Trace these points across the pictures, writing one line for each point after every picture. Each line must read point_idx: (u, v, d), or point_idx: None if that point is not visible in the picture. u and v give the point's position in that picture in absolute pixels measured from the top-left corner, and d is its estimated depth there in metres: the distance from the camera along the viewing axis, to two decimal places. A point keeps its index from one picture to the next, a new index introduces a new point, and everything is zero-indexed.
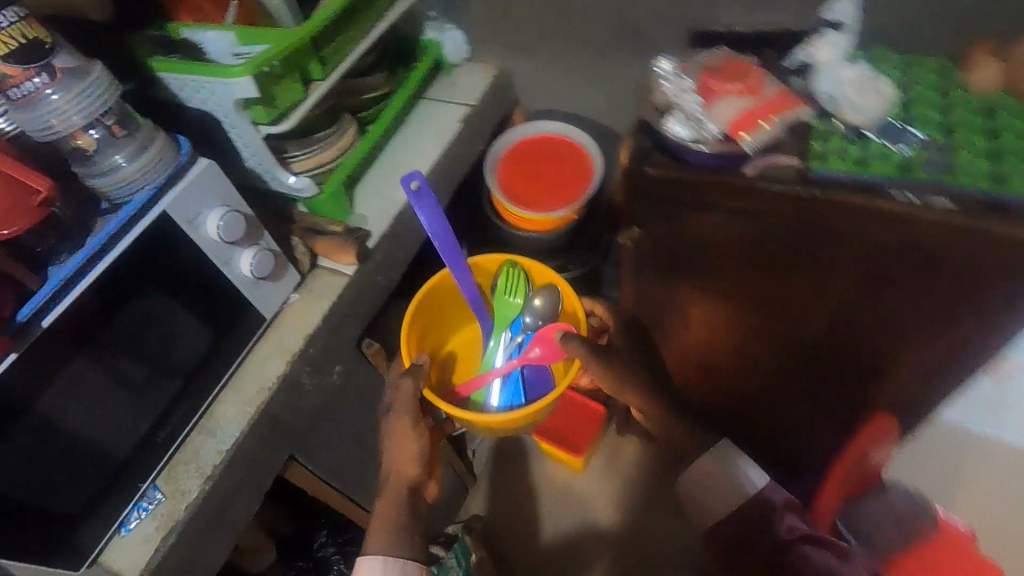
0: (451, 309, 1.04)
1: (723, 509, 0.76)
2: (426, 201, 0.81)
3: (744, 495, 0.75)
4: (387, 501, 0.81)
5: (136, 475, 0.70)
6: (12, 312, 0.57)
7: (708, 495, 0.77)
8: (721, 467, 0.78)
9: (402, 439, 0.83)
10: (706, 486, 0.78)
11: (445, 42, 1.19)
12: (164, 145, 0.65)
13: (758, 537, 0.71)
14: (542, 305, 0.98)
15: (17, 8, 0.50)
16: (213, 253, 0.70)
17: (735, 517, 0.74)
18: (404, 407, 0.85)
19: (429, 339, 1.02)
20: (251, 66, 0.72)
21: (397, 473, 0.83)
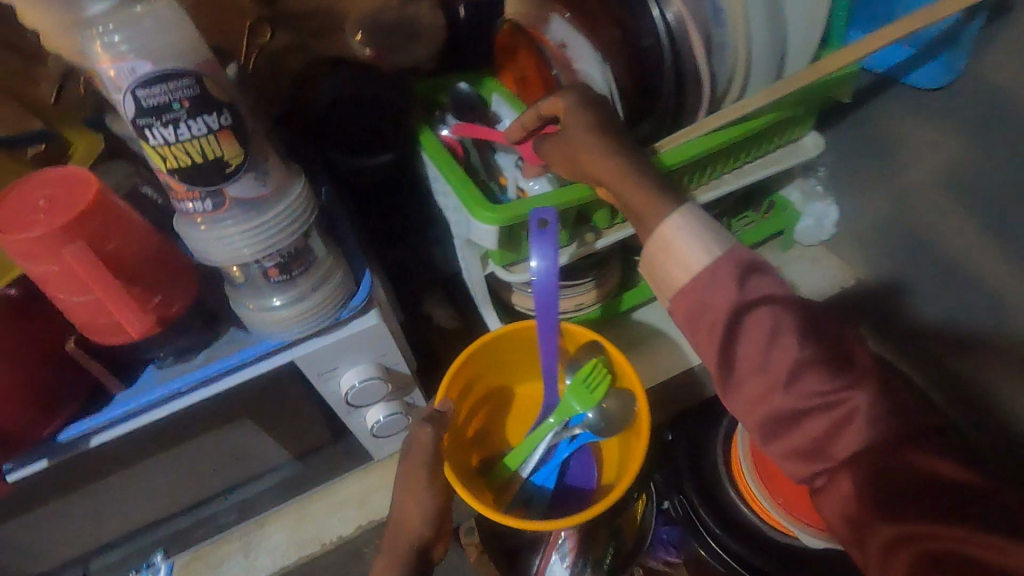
0: (512, 359, 0.67)
1: (704, 259, 0.46)
2: (548, 245, 0.52)
3: (714, 254, 0.46)
4: (385, 564, 0.53)
5: (156, 549, 0.61)
6: (58, 427, 0.43)
7: (672, 269, 0.47)
8: (693, 228, 0.46)
9: (409, 498, 0.54)
10: (672, 249, 0.47)
11: (807, 215, 0.80)
12: (333, 293, 0.47)
13: (766, 349, 0.44)
14: (618, 404, 0.62)
15: (217, 117, 0.36)
16: (336, 404, 0.55)
17: (701, 289, 0.45)
18: (419, 462, 0.55)
19: (473, 391, 0.66)
20: (505, 215, 0.53)
21: (397, 525, 0.55)
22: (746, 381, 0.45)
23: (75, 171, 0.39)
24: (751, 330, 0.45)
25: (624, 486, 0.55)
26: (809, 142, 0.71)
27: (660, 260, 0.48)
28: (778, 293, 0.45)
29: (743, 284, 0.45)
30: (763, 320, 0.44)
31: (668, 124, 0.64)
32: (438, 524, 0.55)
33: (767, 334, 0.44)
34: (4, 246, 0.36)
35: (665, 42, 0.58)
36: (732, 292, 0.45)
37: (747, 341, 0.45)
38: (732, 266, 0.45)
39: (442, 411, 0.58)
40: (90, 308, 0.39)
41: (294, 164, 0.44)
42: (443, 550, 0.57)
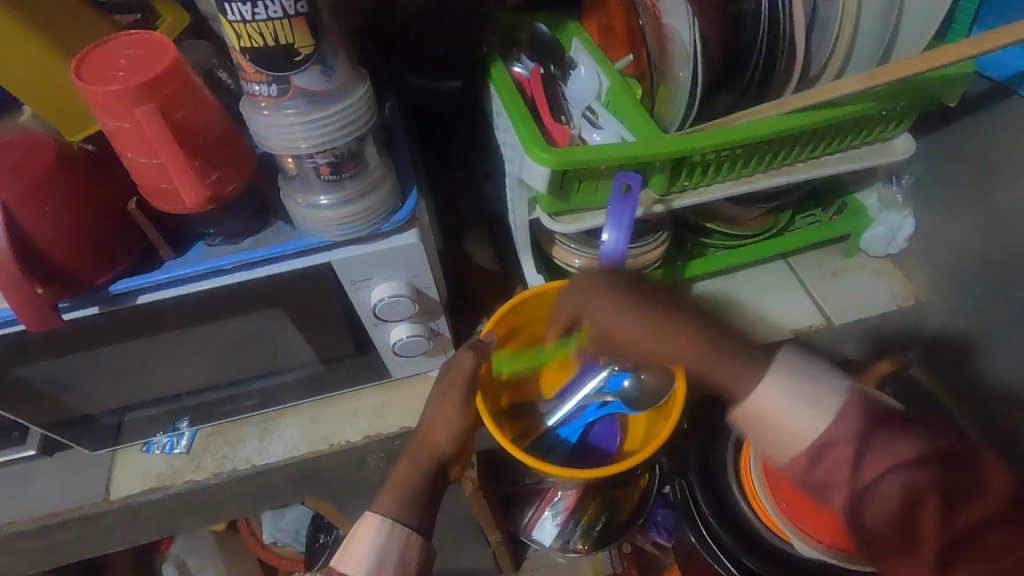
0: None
1: (810, 423, 0.39)
2: (628, 213, 0.56)
3: (815, 413, 0.40)
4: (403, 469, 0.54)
5: (183, 416, 0.67)
6: (112, 279, 0.47)
7: (781, 442, 0.41)
8: (796, 392, 0.41)
9: (440, 417, 0.56)
10: (776, 421, 0.41)
11: (878, 224, 0.75)
12: (379, 202, 0.48)
13: (904, 520, 0.38)
14: (655, 382, 0.65)
15: (292, 2, 0.36)
16: (364, 315, 0.57)
17: (818, 458, 0.39)
18: (458, 379, 0.57)
19: (517, 335, 0.69)
20: (558, 161, 0.52)
21: (423, 438, 0.56)
22: (879, 524, 0.38)
23: (154, 36, 0.41)
24: (880, 500, 0.38)
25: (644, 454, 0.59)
26: (899, 145, 0.66)
27: (768, 431, 0.42)
28: (908, 451, 0.39)
29: (863, 462, 0.39)
30: (895, 485, 0.38)
31: (748, 99, 0.61)
32: (461, 443, 0.57)
33: (900, 497, 0.38)
34: (85, 95, 0.38)
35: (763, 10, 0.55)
36: (843, 448, 0.39)
37: (875, 506, 0.38)
38: (843, 421, 0.39)
39: (486, 341, 0.61)
40: (152, 171, 0.42)
41: (362, 69, 0.44)
42: (459, 472, 0.58)
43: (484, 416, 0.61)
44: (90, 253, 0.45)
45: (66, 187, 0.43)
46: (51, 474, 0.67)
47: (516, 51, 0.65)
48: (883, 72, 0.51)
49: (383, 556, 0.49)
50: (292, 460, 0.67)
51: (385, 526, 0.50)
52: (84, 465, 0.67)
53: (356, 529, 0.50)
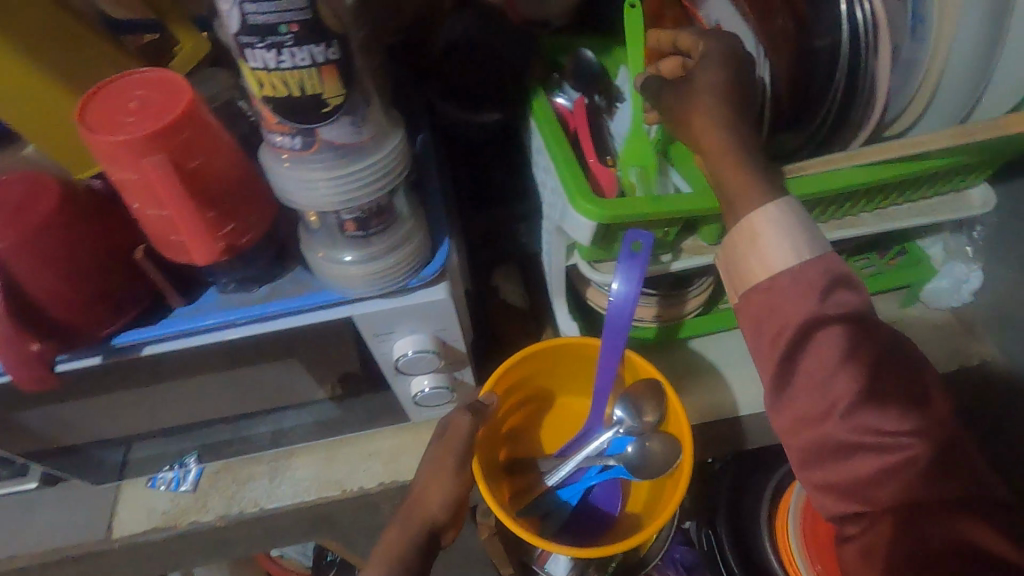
0: (567, 368, 0.64)
1: (789, 261, 0.44)
2: (637, 268, 0.49)
3: (800, 258, 0.44)
4: (395, 537, 0.52)
5: (192, 451, 0.64)
6: (114, 331, 0.43)
7: (752, 261, 0.46)
8: (785, 224, 0.45)
9: (434, 484, 0.53)
10: (758, 240, 0.45)
11: (943, 277, 0.69)
12: (407, 258, 0.43)
13: (831, 371, 0.43)
14: (662, 449, 0.58)
15: (323, 49, 0.31)
16: (385, 365, 0.53)
17: (791, 287, 0.44)
18: (452, 448, 0.54)
19: (519, 390, 0.64)
20: (606, 214, 0.47)
21: (415, 504, 0.54)
22: (801, 398, 0.44)
23: (168, 73, 0.37)
24: (819, 348, 0.44)
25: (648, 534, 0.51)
26: (976, 195, 0.60)
27: (745, 251, 0.46)
28: (858, 313, 0.44)
29: (822, 298, 0.44)
30: (835, 337, 0.43)
31: (817, 143, 0.55)
32: (454, 511, 0.55)
33: (838, 353, 0.43)
34: (88, 143, 0.34)
35: (843, 49, 0.49)
36: (809, 302, 0.44)
37: (814, 355, 0.44)
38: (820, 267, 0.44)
39: (485, 404, 0.57)
40: (161, 222, 0.37)
41: (395, 112, 0.40)
42: (453, 538, 0.55)
43: (478, 477, 0.54)
44: (92, 304, 0.41)
45: (68, 234, 0.39)
46: (54, 506, 0.64)
47: (558, 79, 0.59)
48: (967, 132, 0.48)
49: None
50: (302, 505, 0.63)
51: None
52: (87, 498, 0.64)
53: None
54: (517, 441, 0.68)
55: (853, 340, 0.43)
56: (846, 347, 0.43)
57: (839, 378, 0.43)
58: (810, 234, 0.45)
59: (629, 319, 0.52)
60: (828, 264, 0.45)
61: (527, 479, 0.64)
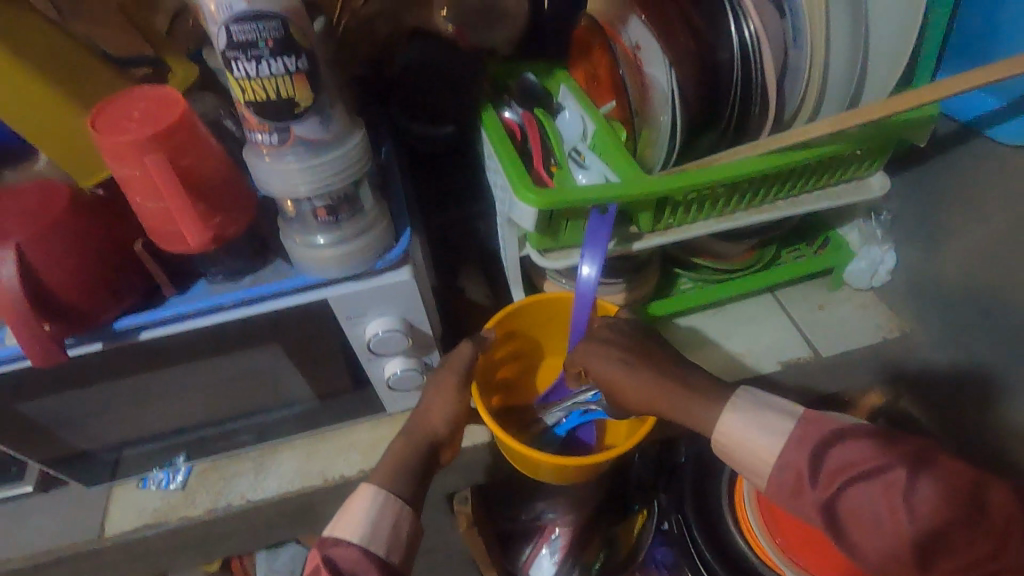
0: (556, 325, 0.70)
1: (772, 450, 0.46)
2: (604, 232, 0.59)
3: (776, 448, 0.46)
4: (400, 446, 0.57)
5: (179, 451, 0.68)
6: (117, 315, 0.49)
7: (751, 465, 0.47)
8: (752, 423, 0.48)
9: (438, 401, 0.58)
10: (739, 446, 0.48)
11: (861, 258, 0.76)
12: (376, 238, 0.50)
13: (878, 530, 0.41)
14: None
15: (294, 61, 0.39)
16: (359, 349, 0.58)
17: (783, 484, 0.45)
18: (455, 369, 0.60)
19: (514, 339, 0.69)
20: (546, 201, 0.55)
21: (421, 417, 0.59)
22: (869, 555, 0.42)
23: (165, 90, 0.44)
24: (853, 511, 0.42)
25: (623, 448, 0.57)
26: (875, 182, 0.69)
27: (738, 457, 0.49)
28: (866, 464, 0.42)
29: (816, 481, 0.43)
30: (864, 498, 0.42)
31: (729, 140, 0.64)
32: (454, 427, 0.59)
33: (873, 513, 0.41)
34: (99, 145, 0.41)
35: (737, 60, 0.58)
36: (813, 493, 0.43)
37: (853, 521, 0.42)
38: (805, 453, 0.45)
39: (486, 336, 0.63)
40: (159, 214, 0.44)
41: (358, 118, 0.48)
42: (450, 457, 0.61)
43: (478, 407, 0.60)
44: (97, 291, 0.47)
45: (77, 230, 0.46)
46: (48, 510, 0.68)
47: (507, 98, 0.67)
48: (853, 115, 0.54)
49: (376, 523, 0.49)
50: (287, 495, 0.67)
51: (379, 496, 0.51)
52: (81, 501, 0.68)
53: (350, 502, 0.51)
54: (506, 388, 0.73)
55: (883, 473, 0.41)
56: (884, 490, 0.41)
57: (889, 527, 0.41)
58: (774, 421, 0.47)
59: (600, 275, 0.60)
60: (805, 434, 0.45)
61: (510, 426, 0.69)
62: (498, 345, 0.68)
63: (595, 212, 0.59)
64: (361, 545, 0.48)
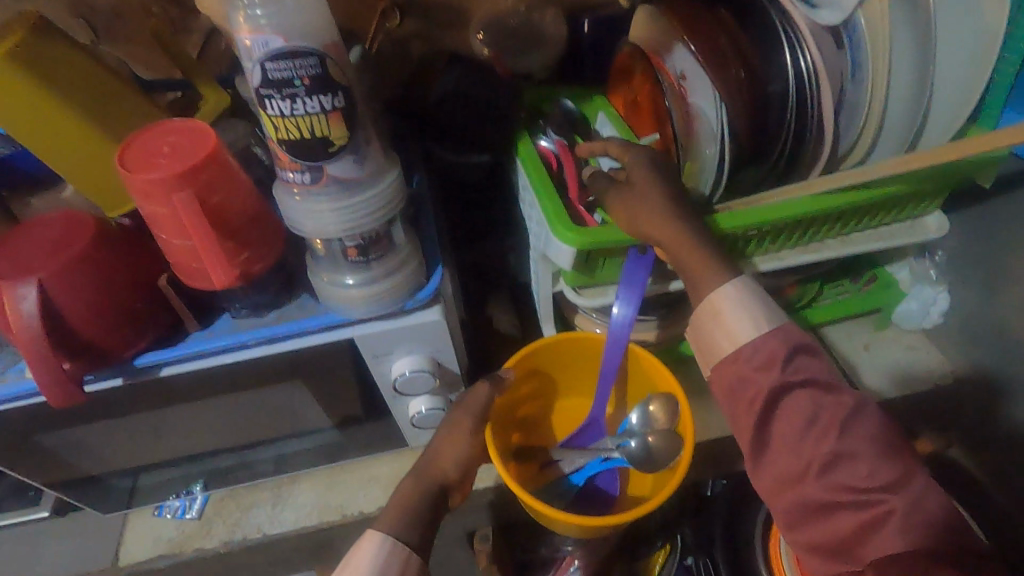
0: (586, 364, 0.66)
1: (751, 335, 0.48)
2: (642, 275, 0.55)
3: (760, 330, 0.48)
4: (409, 485, 0.53)
5: (196, 480, 0.66)
6: (139, 351, 0.47)
7: (720, 338, 0.49)
8: (746, 302, 0.49)
9: (450, 443, 0.55)
10: (723, 317, 0.49)
11: (912, 298, 0.72)
12: (402, 280, 0.48)
13: (801, 434, 0.45)
14: (664, 445, 0.60)
15: (331, 99, 0.37)
16: (384, 386, 0.56)
17: (754, 356, 0.47)
18: (469, 411, 0.56)
19: (540, 375, 0.66)
20: (585, 241, 0.52)
21: (431, 457, 0.55)
22: (779, 459, 0.46)
23: (196, 123, 0.42)
24: (789, 411, 0.46)
25: (646, 506, 0.52)
26: (931, 222, 0.64)
27: (713, 326, 0.50)
28: (818, 377, 0.46)
29: (783, 366, 0.46)
30: (804, 402, 0.45)
31: (776, 176, 0.61)
32: (466, 471, 0.56)
33: (807, 418, 0.45)
34: (126, 181, 0.39)
35: (790, 94, 0.55)
36: (775, 371, 0.46)
37: (783, 419, 0.46)
38: (783, 342, 0.47)
39: (503, 375, 0.59)
40: (185, 251, 0.43)
41: (393, 154, 0.46)
42: (458, 501, 0.56)
43: (490, 448, 0.56)
44: (120, 326, 0.45)
45: (101, 264, 0.44)
46: (65, 535, 0.67)
47: (542, 125, 0.64)
48: (920, 156, 0.50)
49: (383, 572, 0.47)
50: (305, 529, 0.65)
51: (386, 542, 0.48)
52: (98, 527, 0.66)
53: (358, 546, 0.48)
54: (522, 428, 0.69)
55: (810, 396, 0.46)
56: (823, 424, 0.45)
57: (811, 441, 0.45)
58: (768, 311, 0.48)
59: (632, 321, 0.56)
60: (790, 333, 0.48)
61: (530, 467, 0.65)
62: (517, 383, 0.64)
63: (631, 252, 0.56)
64: None
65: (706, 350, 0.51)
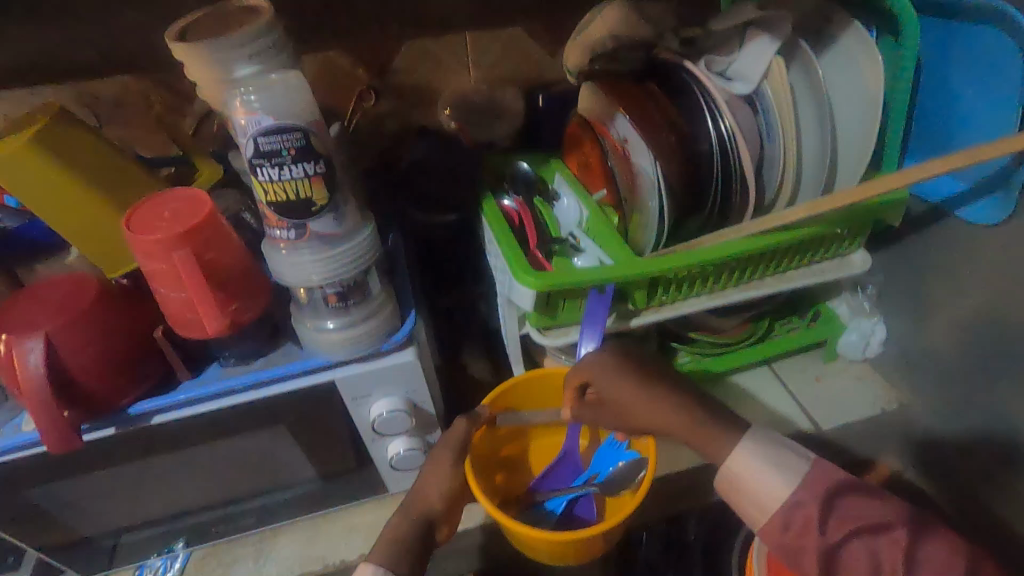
0: (555, 402, 0.71)
1: (782, 497, 0.48)
2: (603, 312, 0.62)
3: (789, 488, 0.48)
4: (396, 521, 0.57)
5: (178, 537, 0.66)
6: (132, 400, 0.51)
7: (751, 507, 0.49)
8: (765, 464, 0.50)
9: (434, 476, 0.59)
10: (748, 487, 0.50)
11: (852, 330, 0.79)
12: (380, 324, 0.53)
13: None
14: (629, 464, 0.66)
15: (313, 166, 0.44)
16: (365, 429, 0.60)
17: (789, 524, 0.47)
18: (448, 446, 0.60)
19: (513, 415, 0.70)
20: (545, 284, 0.58)
21: (417, 493, 0.59)
22: None
23: (193, 192, 0.48)
24: (850, 563, 0.45)
25: (614, 520, 0.56)
26: (856, 259, 0.72)
27: (742, 496, 0.50)
28: (867, 520, 0.46)
29: (822, 526, 0.46)
30: (861, 551, 0.45)
31: (713, 223, 0.68)
32: (450, 503, 0.59)
33: (871, 564, 0.45)
34: (131, 242, 0.45)
35: (714, 152, 0.64)
36: (817, 534, 0.46)
37: (847, 575, 0.46)
38: (816, 495, 0.47)
39: (479, 412, 0.63)
40: (181, 303, 0.48)
41: (368, 211, 0.52)
42: (445, 535, 0.59)
43: (470, 480, 0.59)
44: (118, 376, 0.49)
45: (101, 318, 0.49)
46: None
47: (505, 186, 0.72)
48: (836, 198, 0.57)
49: None
50: None
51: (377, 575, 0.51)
52: None
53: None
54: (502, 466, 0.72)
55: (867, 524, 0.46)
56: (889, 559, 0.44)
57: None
58: (785, 467, 0.49)
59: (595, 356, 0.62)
60: (819, 483, 0.48)
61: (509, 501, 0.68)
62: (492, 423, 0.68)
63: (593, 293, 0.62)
64: None
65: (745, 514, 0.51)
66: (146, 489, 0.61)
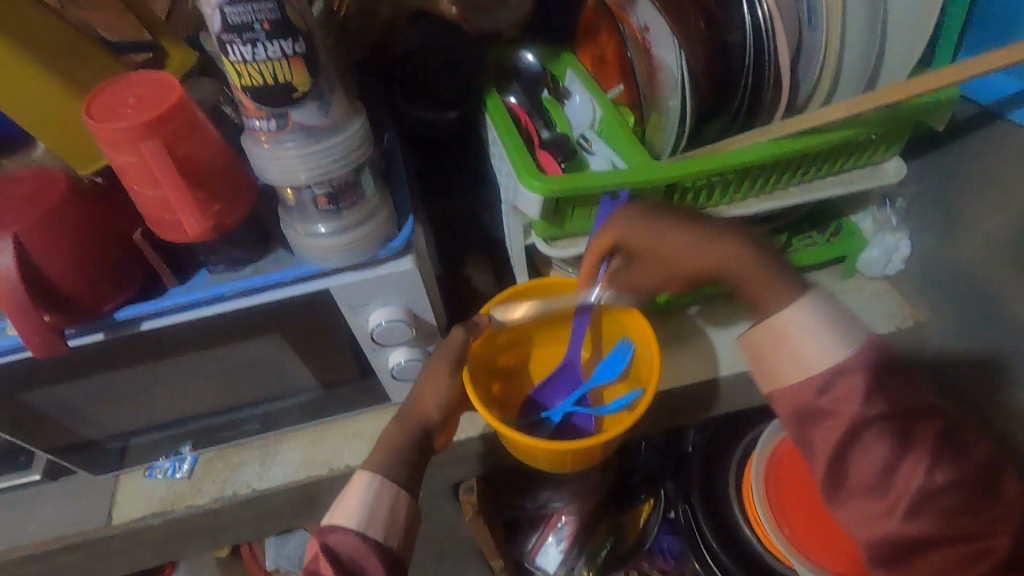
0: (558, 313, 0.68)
1: (831, 361, 0.46)
2: None
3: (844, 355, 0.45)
4: (391, 430, 0.56)
5: (185, 440, 0.67)
6: (117, 306, 0.49)
7: (787, 372, 0.47)
8: (815, 321, 0.47)
9: (430, 384, 0.57)
10: (791, 344, 0.47)
11: (874, 246, 0.72)
12: (373, 231, 0.49)
13: (881, 473, 0.44)
14: None
15: (292, 44, 0.38)
16: (362, 339, 0.57)
17: (829, 388, 0.45)
18: (447, 357, 0.58)
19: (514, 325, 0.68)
20: (552, 188, 0.54)
21: (411, 403, 0.58)
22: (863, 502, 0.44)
23: (162, 77, 0.43)
24: (865, 451, 0.44)
25: (610, 432, 0.55)
26: (890, 168, 0.66)
27: (774, 355, 0.48)
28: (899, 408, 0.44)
29: (865, 399, 0.44)
30: (881, 439, 0.43)
31: (738, 126, 0.62)
32: (447, 412, 0.58)
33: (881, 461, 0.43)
34: (95, 132, 0.41)
35: (747, 41, 0.56)
36: (847, 413, 0.44)
37: (859, 458, 0.44)
38: (856, 378, 0.45)
39: (478, 322, 0.61)
40: (157, 203, 0.44)
41: (358, 103, 0.47)
42: (444, 443, 0.59)
43: (467, 390, 0.58)
44: (98, 280, 0.47)
45: (74, 217, 0.45)
46: (58, 500, 0.68)
47: (510, 82, 0.66)
48: (869, 99, 0.51)
49: (374, 508, 0.50)
50: (294, 484, 0.66)
51: (374, 482, 0.51)
52: (89, 490, 0.68)
53: (347, 489, 0.51)
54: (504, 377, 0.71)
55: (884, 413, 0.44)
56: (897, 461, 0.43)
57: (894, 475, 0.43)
58: (842, 332, 0.46)
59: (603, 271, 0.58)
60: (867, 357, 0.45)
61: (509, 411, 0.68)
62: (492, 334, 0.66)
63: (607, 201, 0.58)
64: (359, 531, 0.48)
65: (764, 372, 0.49)
66: (146, 394, 0.60)
